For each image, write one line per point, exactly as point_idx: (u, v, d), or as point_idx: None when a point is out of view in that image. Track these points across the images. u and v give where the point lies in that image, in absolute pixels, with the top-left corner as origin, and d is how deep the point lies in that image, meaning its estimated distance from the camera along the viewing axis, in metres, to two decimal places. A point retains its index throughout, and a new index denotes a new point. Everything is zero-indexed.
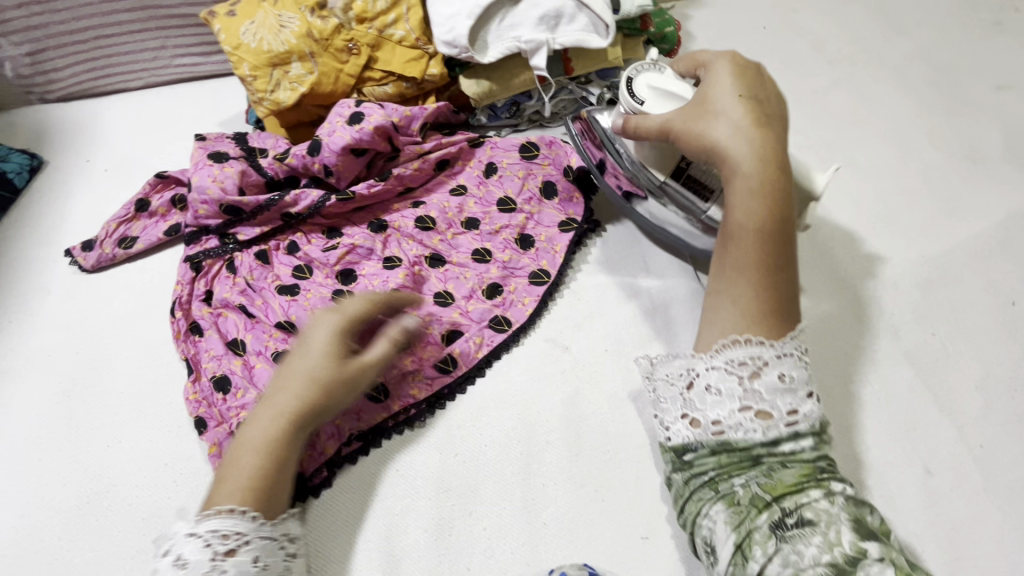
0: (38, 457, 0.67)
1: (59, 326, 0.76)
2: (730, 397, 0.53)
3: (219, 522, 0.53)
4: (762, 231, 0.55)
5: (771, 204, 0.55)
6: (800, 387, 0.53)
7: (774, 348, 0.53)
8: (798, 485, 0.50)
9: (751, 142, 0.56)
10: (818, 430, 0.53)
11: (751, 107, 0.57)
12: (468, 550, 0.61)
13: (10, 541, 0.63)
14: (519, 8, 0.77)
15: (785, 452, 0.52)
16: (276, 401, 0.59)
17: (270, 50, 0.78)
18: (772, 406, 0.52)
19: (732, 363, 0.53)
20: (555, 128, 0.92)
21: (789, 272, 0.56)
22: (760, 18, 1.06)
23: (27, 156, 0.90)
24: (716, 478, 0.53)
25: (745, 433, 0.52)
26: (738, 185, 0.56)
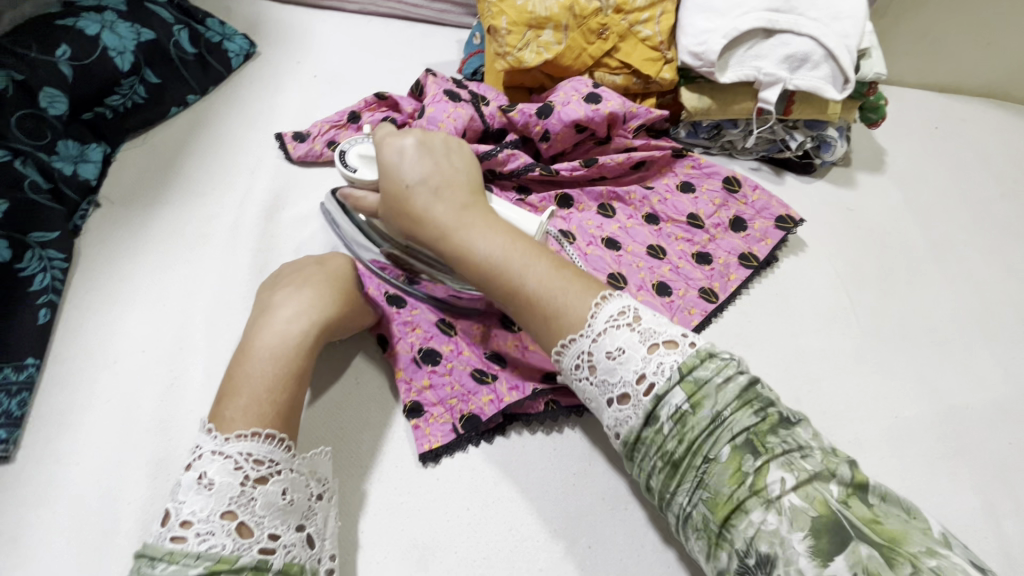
0: (225, 322, 0.66)
1: (259, 204, 0.76)
2: (598, 400, 0.52)
3: (256, 442, 0.50)
4: (495, 266, 0.57)
5: (490, 241, 0.58)
6: (636, 352, 0.49)
7: (587, 335, 0.52)
8: (737, 501, 0.44)
9: (495, 242, 0.58)
10: (680, 379, 0.48)
11: (431, 188, 0.61)
12: (643, 528, 0.62)
13: (193, 398, 0.60)
14: (768, 42, 0.82)
15: (688, 437, 0.47)
16: (272, 330, 0.59)
17: (533, 12, 0.81)
18: (625, 386, 0.50)
19: (579, 359, 0.52)
20: (742, 161, 0.95)
21: (531, 273, 0.56)
22: (933, 119, 1.12)
23: (248, 42, 0.91)
24: (661, 493, 0.50)
25: (624, 425, 0.50)
26: (469, 248, 0.58)
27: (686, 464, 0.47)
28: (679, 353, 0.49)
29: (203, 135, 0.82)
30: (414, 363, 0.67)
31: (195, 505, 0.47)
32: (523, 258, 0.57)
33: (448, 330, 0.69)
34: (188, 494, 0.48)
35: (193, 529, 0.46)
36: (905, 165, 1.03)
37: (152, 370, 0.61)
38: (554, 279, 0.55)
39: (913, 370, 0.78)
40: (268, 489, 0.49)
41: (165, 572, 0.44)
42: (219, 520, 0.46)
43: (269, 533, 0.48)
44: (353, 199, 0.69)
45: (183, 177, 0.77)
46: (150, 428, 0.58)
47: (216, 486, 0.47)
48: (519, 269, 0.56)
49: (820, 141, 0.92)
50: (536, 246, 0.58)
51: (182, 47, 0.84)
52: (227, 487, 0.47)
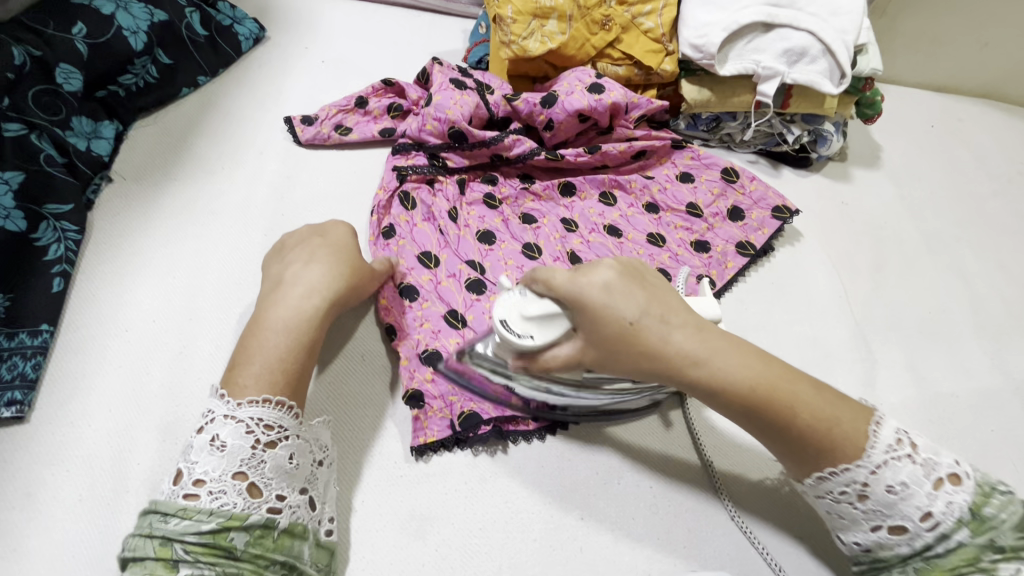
0: (233, 296, 0.68)
1: (267, 184, 0.78)
2: (856, 521, 0.53)
3: (265, 408, 0.51)
4: (747, 393, 0.53)
5: (746, 367, 0.53)
6: (920, 487, 0.50)
7: (864, 466, 0.51)
8: (955, 573, 0.49)
9: (739, 361, 0.53)
10: (969, 517, 0.49)
11: (658, 322, 0.53)
12: (634, 502, 0.64)
13: (203, 367, 0.62)
14: (768, 36, 0.84)
15: (940, 549, 0.50)
16: (285, 302, 0.58)
17: (538, 1, 0.83)
18: (903, 518, 0.50)
19: (836, 493, 0.52)
20: (740, 154, 0.97)
21: (801, 397, 0.53)
22: (929, 117, 1.14)
23: (258, 27, 0.93)
24: (874, 570, 0.54)
25: (891, 546, 0.52)
26: (715, 376, 0.53)
27: (920, 554, 0.50)
28: (963, 487, 0.50)
29: (213, 116, 0.84)
30: (419, 359, 0.67)
31: (208, 465, 0.49)
32: (726, 358, 0.53)
33: (455, 323, 0.70)
34: (201, 454, 0.49)
35: (205, 487, 0.48)
36: (901, 162, 1.04)
37: (163, 340, 0.63)
38: (735, 362, 0.53)
39: (903, 359, 0.80)
40: (277, 453, 0.50)
41: (178, 527, 0.46)
42: (231, 480, 0.48)
43: (277, 494, 0.50)
44: (539, 363, 0.56)
45: (194, 156, 0.79)
46: (161, 394, 0.60)
47: (228, 449, 0.49)
48: (789, 394, 0.53)
49: (817, 135, 0.93)
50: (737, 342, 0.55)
51: (193, 29, 0.85)
52: (239, 449, 0.49)
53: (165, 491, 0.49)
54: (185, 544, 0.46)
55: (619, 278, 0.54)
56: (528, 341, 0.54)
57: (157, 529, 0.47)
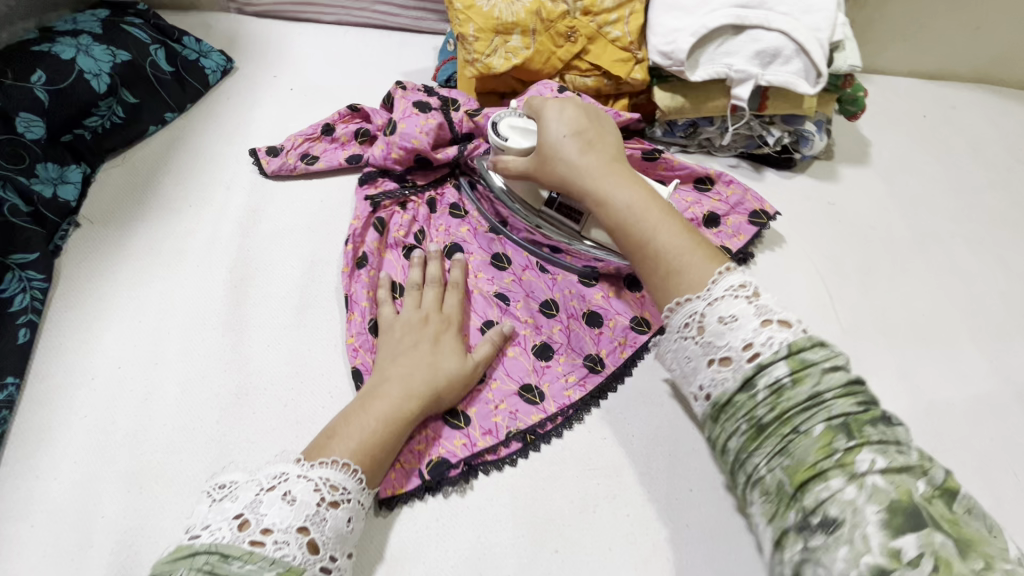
0: (198, 338, 0.67)
1: (233, 220, 0.77)
2: (697, 360, 0.52)
3: (335, 469, 0.54)
4: (632, 219, 0.60)
5: (637, 198, 0.60)
6: (748, 322, 0.50)
7: (703, 299, 0.53)
8: (819, 467, 0.43)
9: (636, 195, 0.61)
10: (788, 355, 0.47)
11: (576, 139, 0.65)
12: (611, 532, 0.61)
13: (168, 413, 0.62)
14: (739, 38, 0.81)
15: (798, 403, 0.46)
16: (400, 393, 0.61)
17: (500, 18, 0.81)
18: (727, 348, 0.50)
19: (681, 329, 0.54)
20: (720, 158, 0.95)
21: (666, 238, 0.57)
22: (921, 107, 1.10)
23: (225, 58, 0.93)
24: (739, 460, 0.48)
25: (720, 386, 0.50)
26: (606, 198, 0.62)
27: (773, 428, 0.46)
28: (790, 332, 0.49)
29: (181, 152, 0.84)
30: None
31: (275, 516, 0.49)
32: (626, 194, 0.61)
33: None
34: (270, 506, 0.50)
35: (271, 536, 0.48)
36: (891, 157, 1.01)
37: (128, 387, 0.63)
38: (672, 236, 0.57)
39: (894, 366, 0.77)
40: (337, 513, 0.52)
41: (241, 570, 0.45)
42: (294, 532, 0.49)
43: (330, 555, 0.50)
44: (500, 164, 0.71)
45: (161, 194, 0.79)
46: (126, 442, 0.60)
47: (298, 502, 0.50)
48: (649, 226, 0.58)
49: (798, 136, 0.90)
50: (648, 191, 0.62)
51: (158, 67, 0.85)
52: (306, 504, 0.51)
53: (224, 535, 0.48)
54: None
55: (568, 101, 0.69)
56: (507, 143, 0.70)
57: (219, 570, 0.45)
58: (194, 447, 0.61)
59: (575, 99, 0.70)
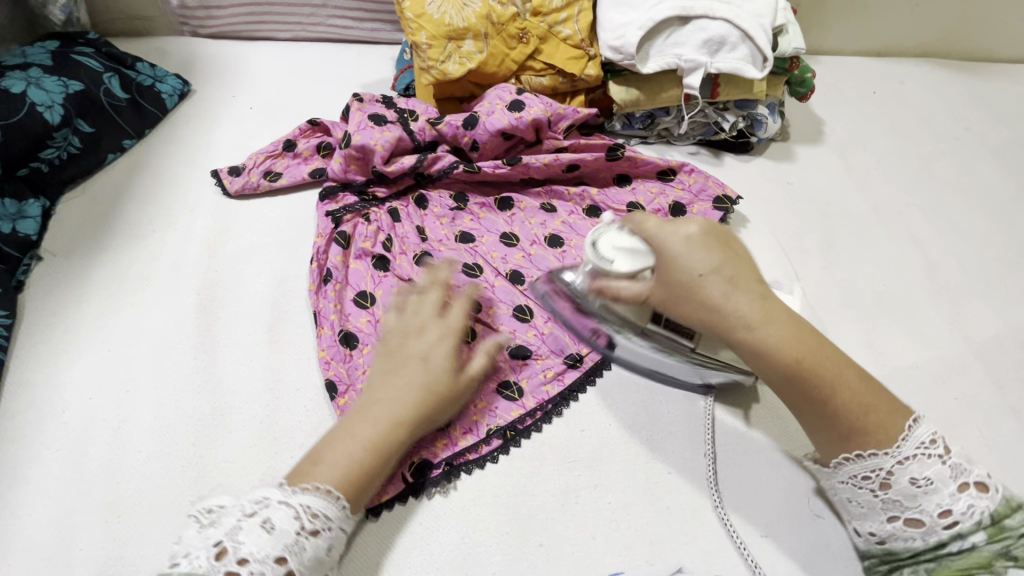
0: (171, 363, 0.67)
1: (200, 242, 0.77)
2: (873, 509, 0.55)
3: (316, 496, 0.54)
4: (794, 367, 0.53)
5: (797, 339, 0.54)
6: (944, 487, 0.52)
7: (892, 456, 0.53)
8: (966, 570, 0.51)
9: (787, 333, 0.54)
10: (988, 524, 0.51)
11: (719, 277, 0.54)
12: (594, 520, 0.62)
13: (144, 440, 0.62)
14: (686, 29, 0.83)
15: (950, 553, 0.52)
16: (388, 415, 0.60)
17: (451, 24, 0.82)
18: (919, 513, 0.52)
19: (854, 477, 0.55)
20: (680, 147, 0.97)
21: (819, 360, 0.54)
22: (870, 83, 1.13)
23: (181, 81, 0.93)
24: (894, 562, 0.56)
25: (903, 542, 0.54)
26: (762, 344, 0.53)
27: (924, 558, 0.53)
28: (989, 497, 0.51)
29: (142, 179, 0.83)
30: None
31: (253, 545, 0.49)
32: (773, 329, 0.54)
33: None
34: (248, 534, 0.49)
35: (247, 567, 0.48)
36: (845, 134, 1.04)
37: (100, 417, 0.63)
38: (828, 367, 0.54)
39: (860, 337, 0.79)
40: (317, 542, 0.52)
41: None
42: (271, 563, 0.49)
43: None
44: (608, 292, 0.61)
45: (124, 222, 0.78)
46: (102, 473, 0.60)
47: (276, 531, 0.50)
48: (809, 358, 0.54)
49: (752, 120, 0.93)
50: (801, 341, 0.54)
51: (113, 94, 0.85)
52: (286, 534, 0.50)
53: (202, 564, 0.48)
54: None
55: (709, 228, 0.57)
56: (611, 266, 0.60)
57: None
58: (173, 473, 0.60)
59: (707, 221, 0.58)
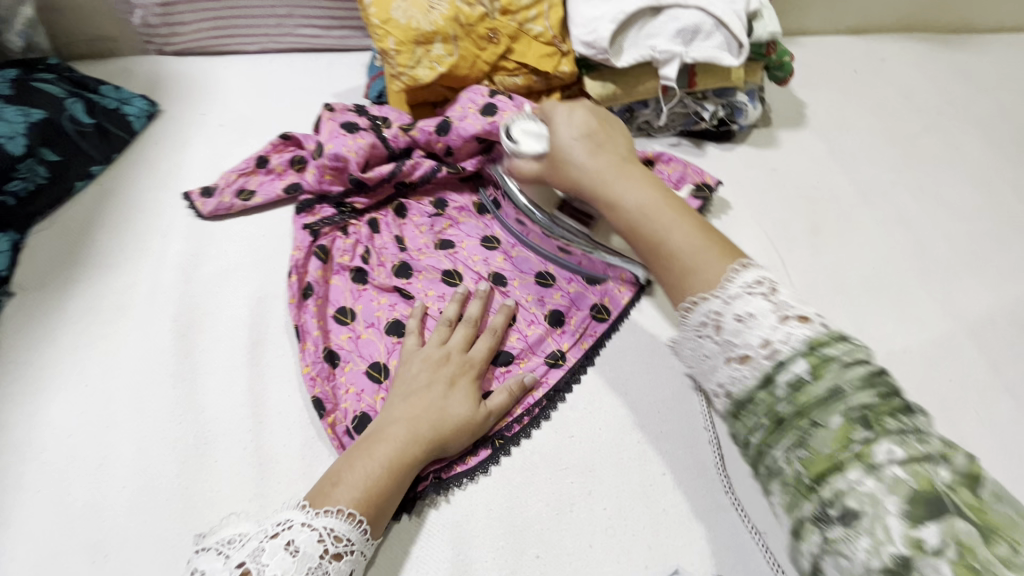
0: (151, 395, 0.66)
1: (175, 267, 0.76)
2: (716, 357, 0.53)
3: (339, 518, 0.53)
4: (642, 215, 0.61)
5: (647, 192, 0.62)
6: (768, 319, 0.50)
7: (718, 297, 0.53)
8: (837, 460, 0.43)
9: (645, 194, 0.62)
10: (806, 350, 0.47)
11: (586, 141, 0.67)
12: (590, 527, 0.61)
13: (127, 476, 0.61)
14: (658, 19, 0.81)
15: (784, 391, 0.47)
16: (400, 431, 0.59)
17: (418, 28, 0.80)
18: (747, 348, 0.50)
19: (700, 325, 0.54)
20: (661, 139, 0.95)
21: (682, 220, 0.59)
22: (851, 62, 1.11)
23: (148, 102, 0.91)
24: (761, 454, 0.48)
25: (738, 384, 0.51)
26: (617, 200, 0.63)
27: (791, 423, 0.46)
28: (811, 328, 0.49)
29: (113, 206, 0.81)
30: (349, 435, 0.63)
31: (277, 567, 0.50)
32: (638, 201, 0.62)
33: (378, 377, 0.67)
34: (272, 556, 0.51)
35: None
36: (827, 116, 1.02)
37: (82, 455, 0.62)
38: (685, 236, 0.58)
39: (850, 322, 0.78)
40: (339, 566, 0.52)
41: None
42: None
43: None
44: (517, 170, 0.73)
45: (97, 251, 0.77)
46: (85, 513, 0.59)
47: (300, 554, 0.51)
48: (664, 221, 0.60)
49: (732, 107, 0.91)
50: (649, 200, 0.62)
51: (78, 120, 0.83)
52: (309, 557, 0.51)
53: None
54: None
55: (586, 106, 0.72)
56: (517, 147, 0.71)
57: None
58: (159, 508, 0.59)
59: (591, 104, 0.72)
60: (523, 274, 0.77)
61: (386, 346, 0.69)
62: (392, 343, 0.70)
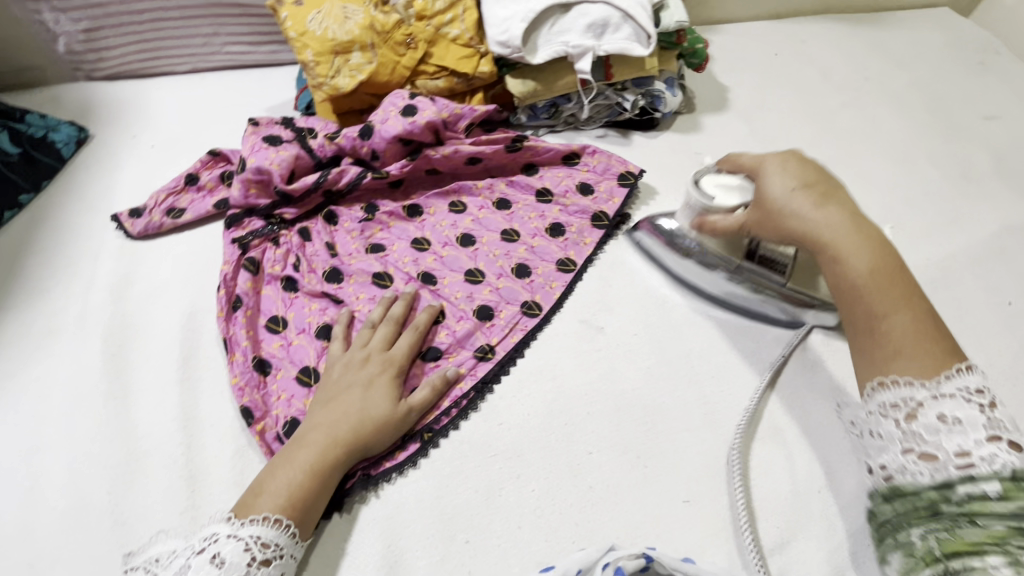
0: (82, 415, 0.66)
1: (106, 288, 0.76)
2: (891, 442, 0.49)
3: (264, 526, 0.55)
4: (872, 282, 0.54)
5: (876, 256, 0.55)
6: (974, 431, 0.46)
7: (928, 389, 0.49)
8: (979, 546, 0.41)
9: (873, 254, 0.55)
10: (1011, 478, 0.43)
11: (808, 192, 0.60)
12: (519, 510, 0.63)
13: (58, 496, 0.61)
14: (568, 16, 0.84)
15: (962, 499, 0.44)
16: (320, 436, 0.61)
17: (335, 38, 0.82)
18: (936, 450, 0.47)
19: (885, 408, 0.51)
20: (589, 131, 0.98)
21: (922, 311, 0.53)
22: (772, 46, 1.15)
23: (76, 128, 0.91)
24: (893, 526, 0.47)
25: (910, 476, 0.47)
26: (840, 258, 0.56)
27: (948, 512, 0.44)
28: (1018, 456, 0.45)
29: (42, 232, 0.82)
30: (280, 440, 0.65)
31: None
32: (858, 242, 0.56)
33: (308, 381, 0.68)
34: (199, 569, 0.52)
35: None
36: (750, 99, 1.06)
37: (13, 478, 0.62)
38: (891, 300, 0.53)
39: None
40: (268, 571, 0.54)
41: None
42: None
43: None
44: (708, 225, 0.70)
45: (25, 278, 0.77)
46: (17, 535, 0.59)
47: (226, 565, 0.52)
48: (860, 275, 0.55)
49: (651, 97, 0.93)
50: (887, 251, 0.56)
51: (4, 151, 0.86)
52: (235, 566, 0.53)
53: None
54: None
55: (782, 159, 0.64)
56: (713, 203, 0.69)
57: None
58: (91, 524, 0.60)
59: (784, 154, 0.65)
60: (452, 273, 0.79)
61: (317, 350, 0.71)
62: (323, 346, 0.71)
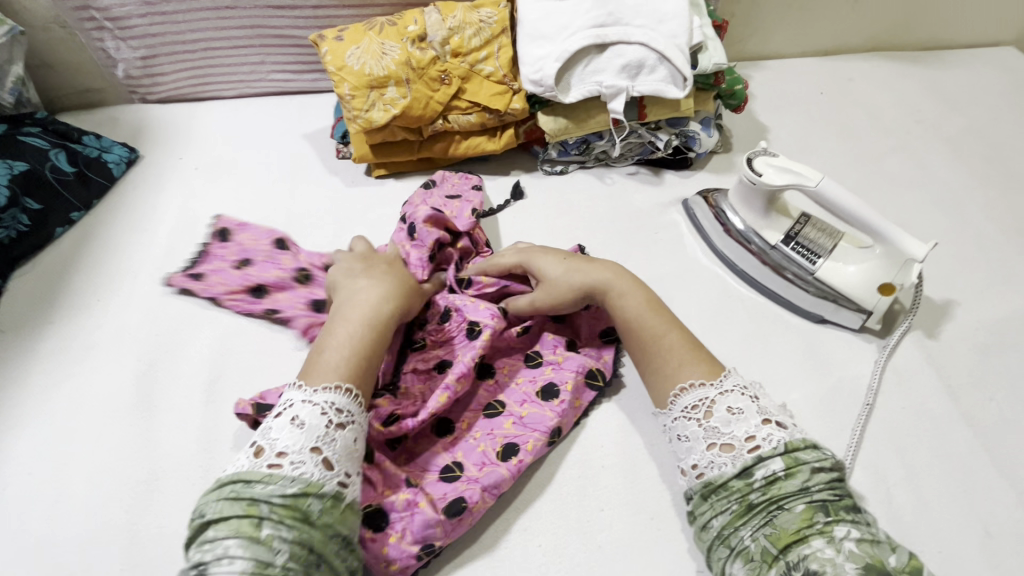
0: (109, 432, 0.69)
1: (142, 307, 0.80)
2: (698, 441, 0.58)
3: (338, 393, 0.57)
4: (648, 312, 0.67)
5: (642, 291, 0.69)
6: (753, 417, 0.57)
7: (716, 387, 0.60)
8: (800, 533, 0.50)
9: (641, 298, 0.68)
10: (785, 452, 0.55)
11: (562, 257, 0.74)
12: (524, 565, 0.61)
13: (83, 511, 0.64)
14: (603, 55, 0.83)
15: (761, 483, 0.54)
16: (356, 311, 0.65)
17: (372, 73, 0.84)
18: (731, 438, 0.57)
19: (687, 409, 0.60)
20: (620, 168, 0.96)
21: (680, 327, 0.67)
22: (817, 85, 1.12)
23: (127, 149, 0.96)
24: (724, 534, 0.54)
25: (718, 469, 0.56)
26: (616, 300, 0.69)
27: (760, 506, 0.53)
28: (787, 432, 0.56)
29: (88, 248, 0.86)
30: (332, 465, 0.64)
31: (287, 439, 0.53)
32: (626, 292, 0.69)
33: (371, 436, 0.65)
34: (282, 432, 0.54)
35: (287, 458, 0.52)
36: (791, 140, 1.02)
37: (41, 490, 0.65)
38: (660, 322, 0.67)
39: (803, 347, 0.77)
40: (344, 434, 0.55)
41: (265, 490, 0.50)
42: (308, 453, 0.53)
43: (345, 474, 0.54)
44: (749, 193, 0.79)
45: (70, 294, 0.81)
46: (40, 547, 0.62)
47: (307, 426, 0.54)
48: (617, 296, 0.69)
49: (686, 137, 0.91)
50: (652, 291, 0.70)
51: (59, 169, 0.89)
52: (316, 427, 0.54)
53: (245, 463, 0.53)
54: (270, 505, 0.49)
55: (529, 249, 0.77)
56: (761, 179, 0.76)
57: (242, 493, 0.50)
58: (109, 543, 0.62)
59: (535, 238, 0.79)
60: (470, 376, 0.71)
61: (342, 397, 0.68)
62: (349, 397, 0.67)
